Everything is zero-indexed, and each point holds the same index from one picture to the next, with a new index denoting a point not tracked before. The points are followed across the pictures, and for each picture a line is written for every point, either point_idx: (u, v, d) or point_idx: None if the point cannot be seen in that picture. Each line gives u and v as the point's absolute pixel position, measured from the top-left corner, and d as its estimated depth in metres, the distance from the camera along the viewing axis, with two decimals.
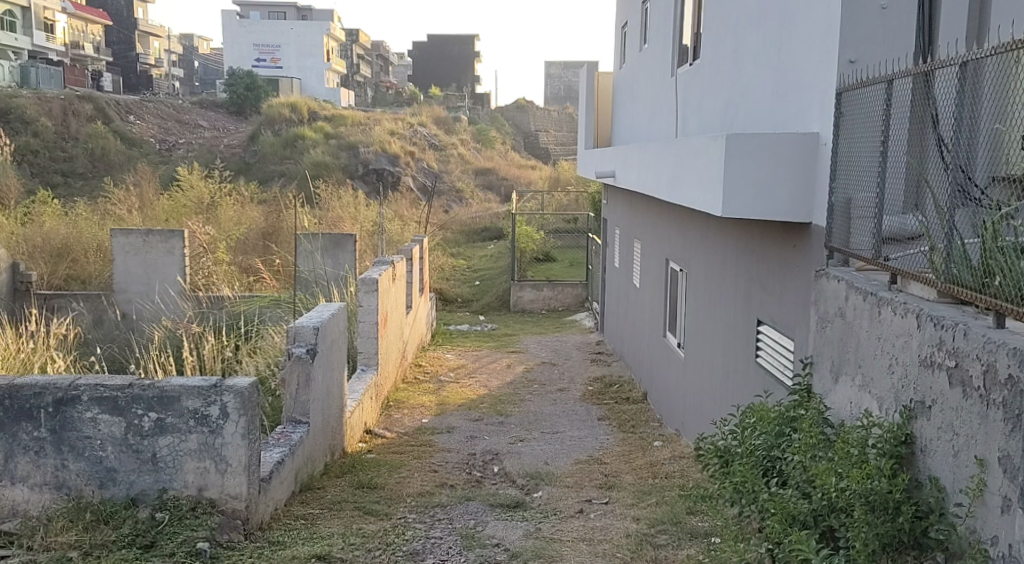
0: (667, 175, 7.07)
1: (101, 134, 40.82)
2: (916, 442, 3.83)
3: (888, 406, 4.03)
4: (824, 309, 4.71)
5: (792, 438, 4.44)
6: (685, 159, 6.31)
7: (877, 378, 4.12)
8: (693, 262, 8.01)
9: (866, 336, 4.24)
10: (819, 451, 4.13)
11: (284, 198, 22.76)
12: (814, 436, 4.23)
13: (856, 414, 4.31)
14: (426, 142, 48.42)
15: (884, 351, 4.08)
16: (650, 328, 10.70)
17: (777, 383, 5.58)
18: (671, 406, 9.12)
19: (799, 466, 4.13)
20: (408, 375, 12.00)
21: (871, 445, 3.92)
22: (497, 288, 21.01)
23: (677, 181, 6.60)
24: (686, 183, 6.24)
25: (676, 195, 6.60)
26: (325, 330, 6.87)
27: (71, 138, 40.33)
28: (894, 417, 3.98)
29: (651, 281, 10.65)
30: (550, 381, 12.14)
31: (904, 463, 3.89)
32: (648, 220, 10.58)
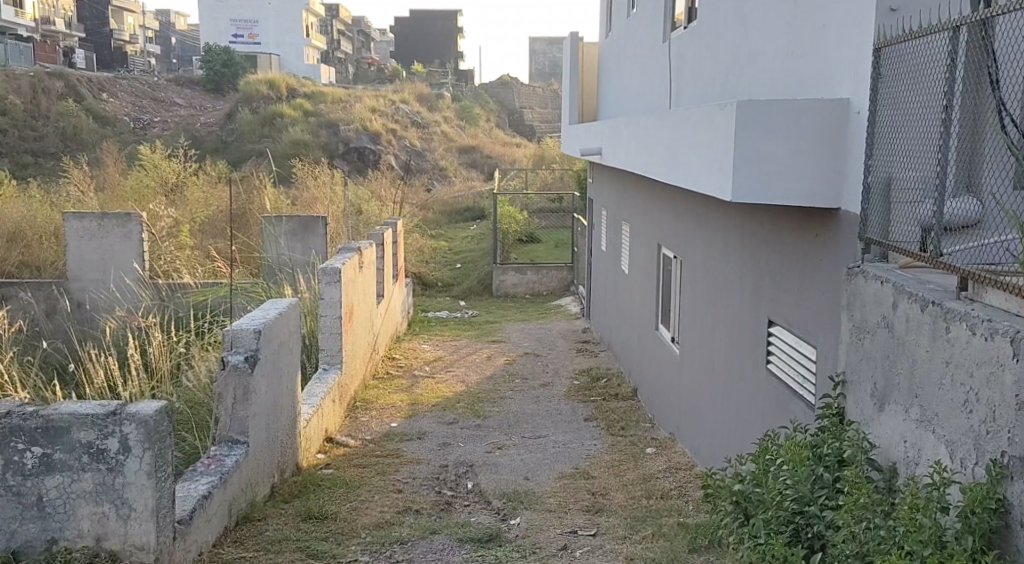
0: (661, 151, 6.18)
1: (72, 113, 39.62)
2: (1010, 511, 3.03)
3: (965, 458, 3.23)
4: (863, 319, 3.91)
5: (835, 491, 3.70)
6: (682, 133, 5.43)
7: (946, 417, 3.32)
8: (690, 250, 7.15)
9: (927, 360, 3.42)
10: (875, 518, 3.38)
11: (256, 179, 21.76)
12: (866, 494, 3.46)
13: (915, 459, 3.52)
14: (408, 119, 47.36)
15: (956, 383, 3.26)
16: (641, 319, 9.85)
17: (796, 398, 4.73)
18: (665, 406, 8.29)
19: (851, 537, 3.39)
20: (378, 370, 11.11)
21: (949, 516, 3.14)
22: (479, 271, 20.11)
23: (673, 158, 5.72)
24: (685, 160, 5.35)
25: (672, 174, 5.72)
26: (269, 333, 5.96)
27: (41, 116, 39.08)
28: (975, 474, 3.18)
29: (641, 268, 9.79)
30: (532, 376, 11.28)
31: (995, 538, 3.10)
32: (639, 201, 9.70)
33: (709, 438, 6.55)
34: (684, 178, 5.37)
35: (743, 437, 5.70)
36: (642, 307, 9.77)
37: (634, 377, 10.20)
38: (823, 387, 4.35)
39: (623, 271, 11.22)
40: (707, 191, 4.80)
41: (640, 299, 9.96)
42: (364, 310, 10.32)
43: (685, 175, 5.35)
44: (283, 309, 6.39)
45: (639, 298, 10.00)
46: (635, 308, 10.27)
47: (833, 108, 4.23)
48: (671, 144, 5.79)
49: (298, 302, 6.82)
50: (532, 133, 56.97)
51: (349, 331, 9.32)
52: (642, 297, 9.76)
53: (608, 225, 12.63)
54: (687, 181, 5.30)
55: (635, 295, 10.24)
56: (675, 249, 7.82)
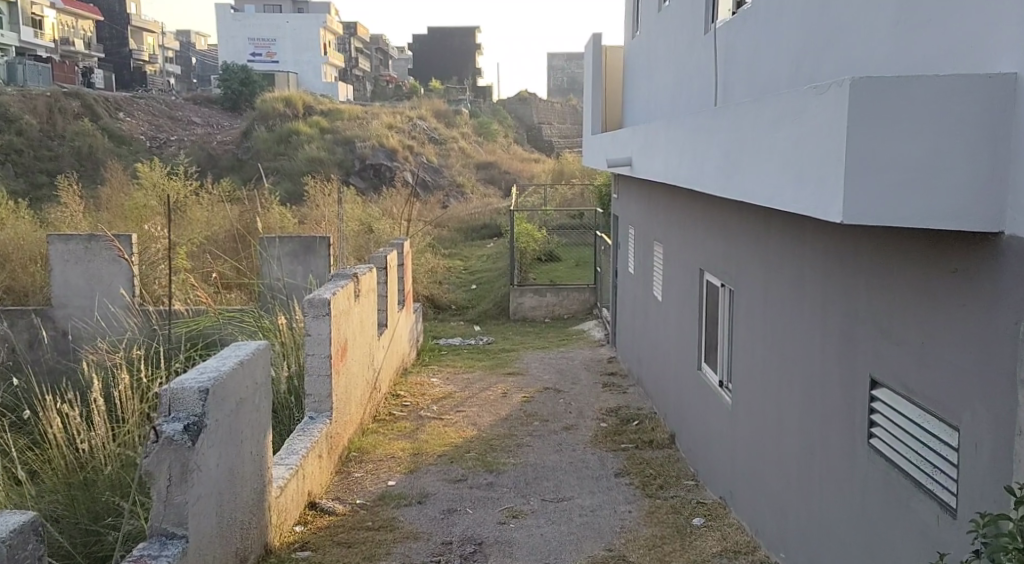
0: (714, 161, 4.98)
1: (88, 132, 38.85)
2: None
3: None
4: None
5: None
6: (749, 133, 4.22)
7: None
8: (746, 281, 5.94)
9: None
10: None
11: (263, 196, 20.62)
12: None
13: None
14: (425, 136, 46.37)
15: None
16: (677, 351, 8.61)
17: (929, 490, 3.53)
18: (712, 459, 7.05)
19: None
20: (378, 412, 9.85)
21: None
22: (496, 293, 18.87)
23: (734, 168, 4.50)
24: (754, 169, 4.14)
25: (733, 188, 4.51)
26: (223, 389, 4.75)
27: (57, 136, 38.28)
28: None
29: (676, 294, 8.56)
30: (554, 416, 10.01)
31: None
32: (675, 217, 8.46)
33: (778, 512, 5.33)
34: (752, 194, 4.16)
35: (830, 522, 4.49)
36: (678, 339, 8.55)
37: (670, 418, 8.95)
38: (992, 498, 3.11)
39: (655, 296, 9.98)
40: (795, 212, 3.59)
41: (675, 330, 8.73)
42: (363, 344, 9.10)
43: (754, 189, 4.14)
44: (245, 358, 5.17)
45: (674, 328, 8.77)
46: (670, 338, 9.03)
47: (989, 93, 3.07)
48: (730, 151, 4.59)
49: (267, 346, 5.60)
50: (551, 147, 55.79)
51: (342, 372, 8.08)
52: (678, 327, 8.53)
53: (635, 244, 11.41)
54: (757, 198, 4.09)
55: (670, 324, 9.00)
56: (723, 275, 6.60)
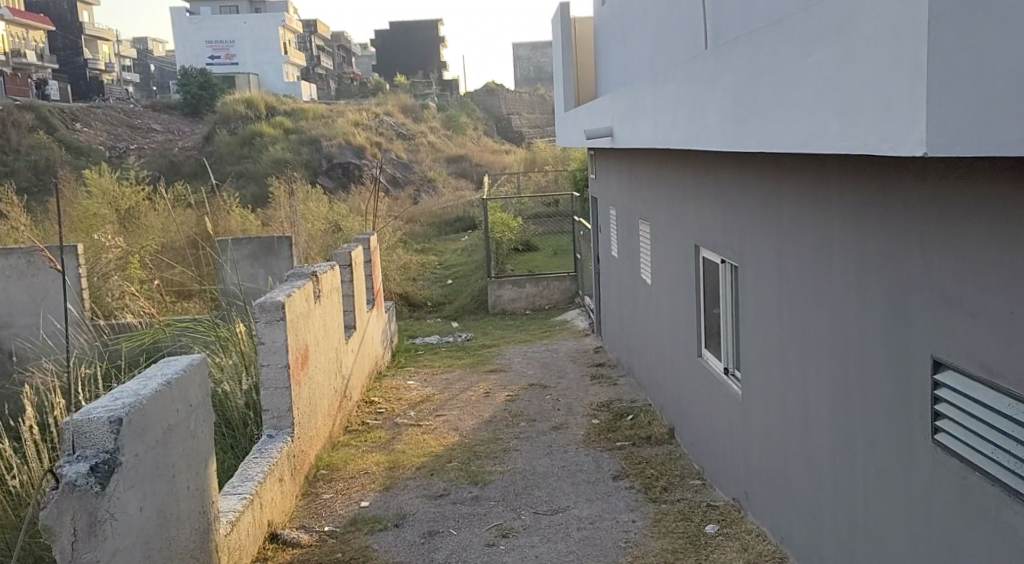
0: (721, 112, 4.23)
1: (45, 145, 37.65)
2: None
3: None
4: None
5: None
6: (783, 64, 3.49)
7: None
8: (754, 253, 5.19)
9: None
10: None
11: (223, 199, 19.67)
12: None
13: None
14: (393, 131, 45.41)
15: None
16: (671, 334, 7.89)
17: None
18: (719, 453, 6.33)
19: None
20: (349, 422, 9.03)
21: None
22: (472, 286, 18.06)
23: (758, 111, 3.78)
24: (795, 108, 3.42)
25: (759, 137, 3.79)
26: (142, 418, 3.92)
27: (12, 150, 37.08)
28: None
29: (668, 273, 7.83)
30: (541, 414, 9.23)
31: None
32: (663, 187, 7.71)
33: (806, 515, 4.61)
34: (793, 139, 3.45)
35: (877, 530, 3.77)
36: (672, 321, 7.82)
37: (667, 409, 8.23)
38: None
39: (643, 277, 9.24)
40: (872, 151, 2.91)
41: (668, 312, 7.98)
42: (329, 349, 8.28)
43: (796, 133, 3.42)
44: (172, 378, 4.34)
45: (667, 310, 8.02)
46: (662, 321, 8.27)
47: None
48: (750, 91, 3.85)
49: (203, 359, 4.77)
50: (522, 136, 54.97)
51: (303, 381, 7.25)
52: (672, 309, 7.80)
53: (619, 222, 10.65)
54: (801, 142, 3.38)
55: (662, 307, 8.25)
56: (723, 247, 5.87)
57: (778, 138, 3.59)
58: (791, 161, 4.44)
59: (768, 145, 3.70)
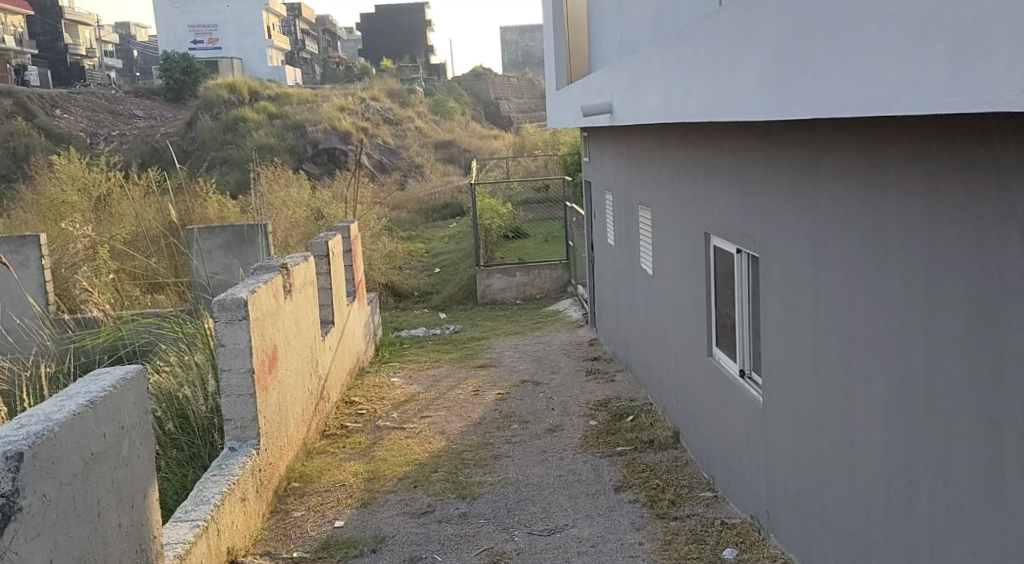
0: (759, 72, 3.55)
1: (25, 132, 36.66)
2: None
3: None
4: None
5: None
6: (851, 9, 2.83)
7: None
8: (779, 241, 4.52)
9: None
10: None
11: (200, 186, 18.87)
12: None
13: None
14: (380, 116, 44.56)
15: None
16: (676, 330, 7.23)
17: None
18: (734, 464, 5.68)
19: None
20: (327, 425, 8.34)
21: None
22: (461, 275, 17.37)
23: (812, 69, 3.11)
24: (868, 62, 2.76)
25: (813, 100, 3.13)
26: (53, 452, 3.22)
27: None
28: None
29: (673, 263, 7.16)
30: (535, 415, 8.57)
31: None
32: (667, 169, 7.02)
33: (849, 550, 3.97)
34: (868, 102, 2.79)
35: None
36: (677, 315, 7.15)
37: (672, 410, 7.57)
38: None
39: (643, 267, 8.57)
40: (995, 107, 2.26)
41: (672, 305, 7.31)
42: (302, 348, 7.57)
43: (872, 94, 2.76)
44: (97, 397, 3.65)
45: (670, 303, 7.35)
46: (665, 315, 7.61)
47: None
48: (800, 45, 3.19)
49: (139, 371, 4.10)
50: (510, 120, 54.16)
51: (272, 385, 6.56)
52: (676, 302, 7.13)
53: (615, 207, 9.97)
54: (879, 104, 2.72)
55: (665, 299, 7.59)
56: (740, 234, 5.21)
57: (843, 101, 2.93)
58: (832, 133, 3.78)
59: (827, 111, 3.04)
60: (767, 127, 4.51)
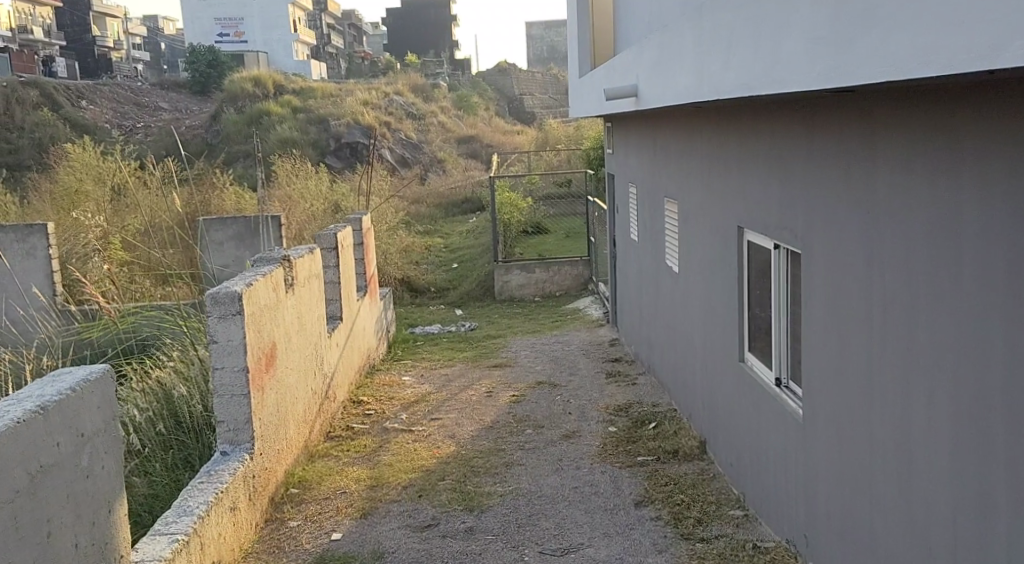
0: (814, 34, 3.09)
1: (50, 123, 36.56)
2: None
3: None
4: None
5: None
6: None
7: None
8: (825, 237, 4.06)
9: None
10: None
11: (216, 177, 18.49)
12: None
13: None
14: (403, 111, 44.21)
15: None
16: (703, 332, 6.75)
17: None
18: (767, 480, 5.21)
19: None
20: (331, 427, 7.91)
21: None
22: (479, 271, 16.93)
23: (885, 24, 2.65)
24: (962, 8, 2.30)
25: (886, 59, 2.66)
26: None
27: (17, 128, 36.04)
28: None
29: (701, 260, 6.68)
30: (550, 420, 8.11)
31: None
32: (696, 158, 6.55)
33: None
34: (961, 56, 2.32)
35: None
36: (704, 317, 6.68)
37: (697, 418, 7.10)
38: None
39: (668, 264, 8.10)
40: None
41: (699, 306, 6.83)
42: (305, 344, 7.16)
43: (967, 46, 2.30)
44: (50, 401, 3.24)
45: (698, 303, 6.88)
46: (692, 315, 7.14)
47: None
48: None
49: (106, 371, 3.69)
50: (534, 116, 53.63)
51: (271, 384, 6.14)
52: (704, 303, 6.65)
53: (639, 202, 9.51)
54: (978, 58, 2.26)
55: (691, 299, 7.12)
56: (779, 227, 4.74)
57: (925, 58, 2.47)
58: (894, 107, 3.32)
59: (904, 72, 2.58)
60: (813, 106, 4.05)
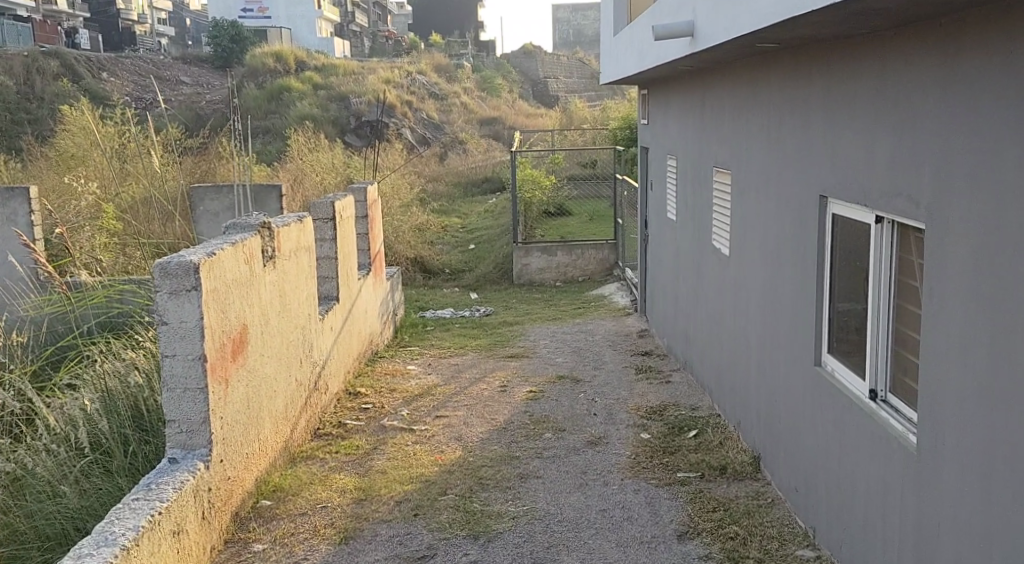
0: None
1: (67, 93, 35.46)
2: None
3: None
4: None
5: None
6: None
7: None
8: (979, 201, 3.04)
9: None
10: None
11: (221, 146, 17.40)
12: None
13: None
14: (425, 90, 43.04)
15: None
16: (760, 325, 5.71)
17: None
18: (853, 515, 4.16)
19: None
20: (320, 423, 6.85)
21: None
22: (497, 253, 15.85)
23: None
24: None
25: None
26: None
27: (33, 97, 34.96)
28: None
29: (761, 240, 5.63)
30: (573, 422, 7.04)
31: None
32: (762, 117, 5.49)
33: None
34: None
35: None
36: (763, 308, 5.64)
37: (748, 426, 6.04)
38: None
39: (714, 246, 7.03)
40: None
41: (756, 295, 5.78)
42: (289, 327, 6.12)
43: None
44: None
45: (754, 292, 5.83)
46: (745, 305, 6.10)
47: None
48: None
49: None
50: (559, 99, 52.25)
51: (241, 374, 5.10)
52: (763, 290, 5.61)
53: (680, 175, 8.43)
54: None
55: (745, 287, 6.07)
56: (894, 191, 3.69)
57: None
58: None
59: None
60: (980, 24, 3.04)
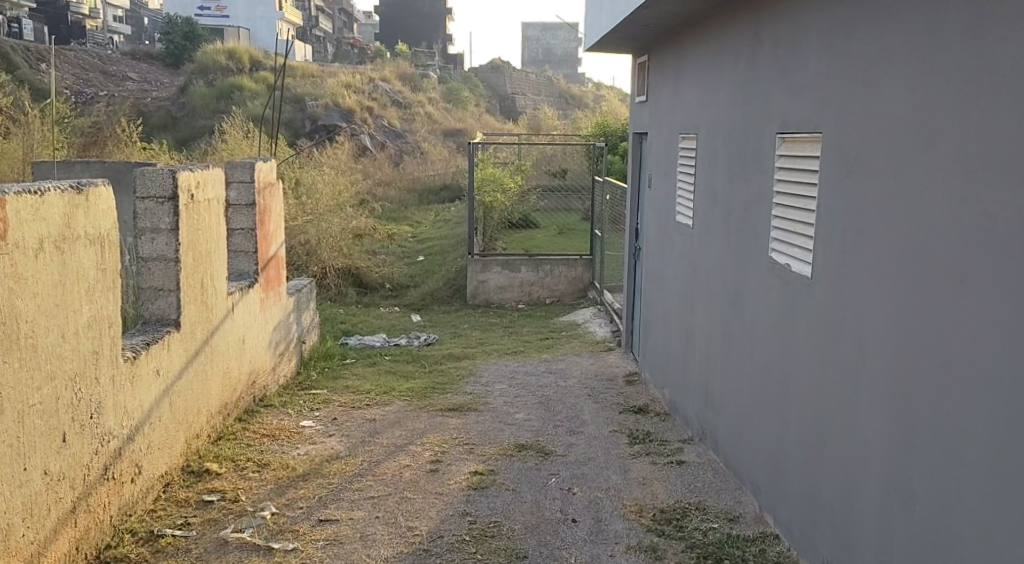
0: None
1: None
2: None
3: None
4: None
5: None
6: None
7: None
8: None
9: None
10: None
11: (123, 129, 14.43)
12: None
13: None
14: (387, 97, 40.19)
15: None
16: (896, 405, 3.22)
17: None
18: None
19: None
20: (112, 537, 4.07)
21: None
22: (449, 267, 13.14)
23: None
24: None
25: None
26: None
27: None
28: None
29: (905, 255, 3.17)
30: (538, 539, 4.32)
31: None
32: (933, 25, 3.02)
33: None
34: None
35: None
36: (905, 375, 3.15)
37: None
38: None
39: (771, 260, 4.41)
40: None
41: (886, 351, 3.29)
42: (22, 387, 3.36)
43: None
44: None
45: (880, 343, 3.34)
46: (842, 364, 3.62)
47: None
48: None
49: None
50: (527, 113, 49.67)
51: None
52: (909, 345, 3.13)
53: (699, 160, 5.87)
54: None
55: (848, 335, 3.58)
56: None
57: None
58: None
59: None
60: None
